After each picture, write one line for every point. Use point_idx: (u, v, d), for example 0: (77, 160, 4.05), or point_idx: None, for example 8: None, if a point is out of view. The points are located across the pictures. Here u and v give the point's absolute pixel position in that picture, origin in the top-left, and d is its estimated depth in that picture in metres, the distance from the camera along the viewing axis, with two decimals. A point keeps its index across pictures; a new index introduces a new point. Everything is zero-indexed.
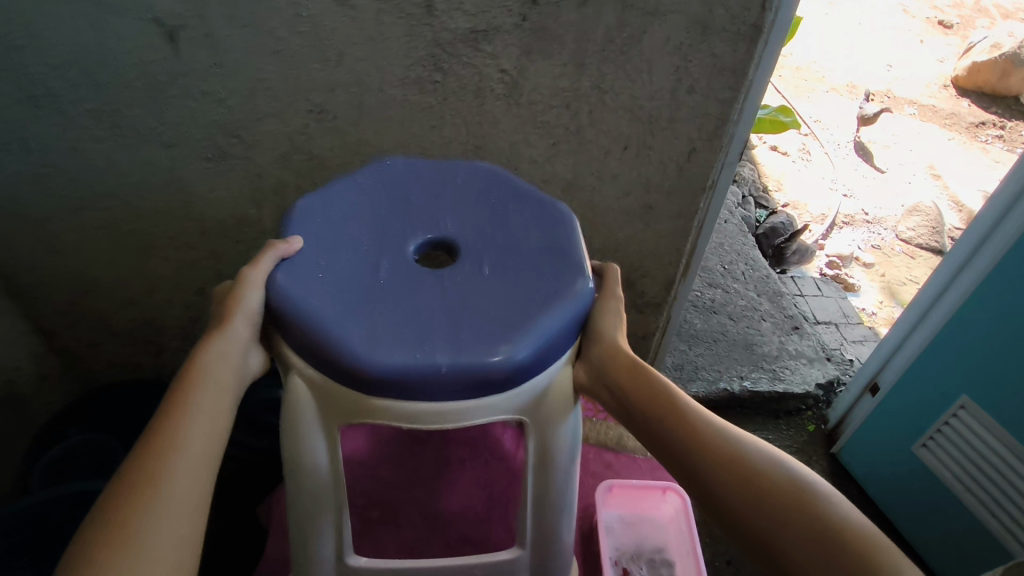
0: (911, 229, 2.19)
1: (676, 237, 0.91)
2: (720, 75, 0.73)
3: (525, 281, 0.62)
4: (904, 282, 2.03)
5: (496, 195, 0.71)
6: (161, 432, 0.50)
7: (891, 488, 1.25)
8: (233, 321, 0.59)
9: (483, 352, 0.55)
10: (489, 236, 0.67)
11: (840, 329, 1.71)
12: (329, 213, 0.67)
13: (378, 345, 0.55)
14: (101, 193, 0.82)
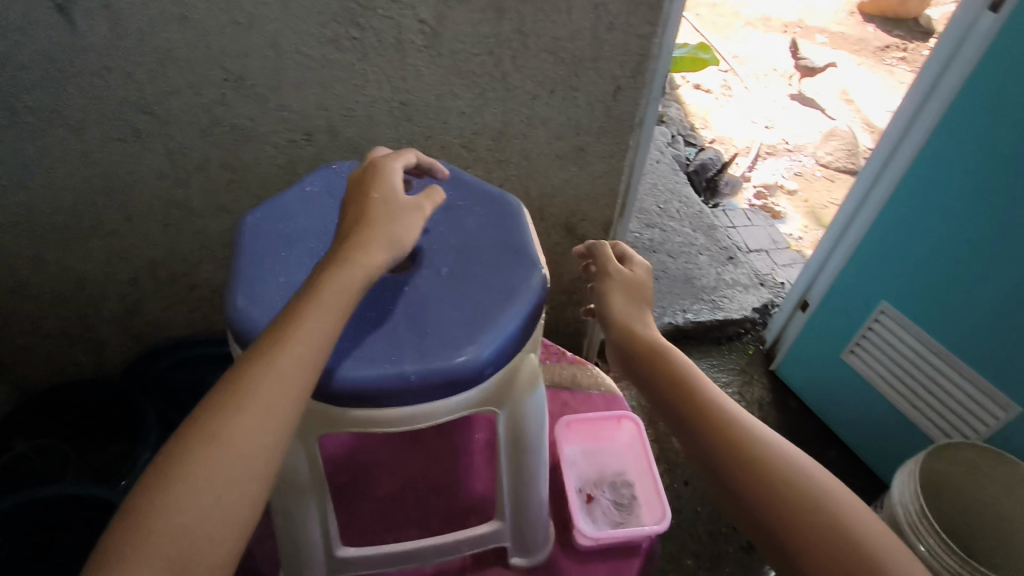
0: (828, 154, 2.31)
1: (610, 177, 0.94)
2: (638, 11, 0.74)
3: (486, 277, 0.58)
4: (827, 204, 2.13)
5: (447, 193, 0.66)
6: (272, 342, 0.45)
7: (825, 394, 1.36)
8: (364, 258, 0.50)
9: (448, 352, 0.51)
10: (444, 234, 0.62)
11: (771, 255, 1.80)
12: (278, 227, 0.61)
13: (348, 363, 0.50)
14: (9, 186, 0.77)
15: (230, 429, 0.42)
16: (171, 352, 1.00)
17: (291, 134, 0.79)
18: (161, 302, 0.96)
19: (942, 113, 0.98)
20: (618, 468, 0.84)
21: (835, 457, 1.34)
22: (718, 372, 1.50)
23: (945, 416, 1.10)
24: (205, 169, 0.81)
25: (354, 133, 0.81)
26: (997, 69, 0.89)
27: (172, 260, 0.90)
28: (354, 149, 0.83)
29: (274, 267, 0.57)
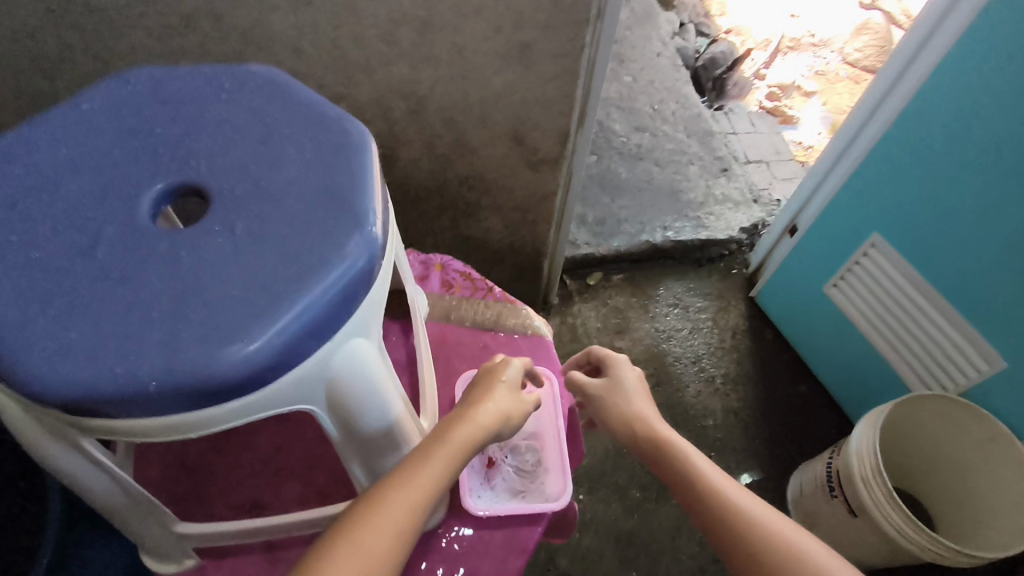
0: (857, 51, 2.07)
1: (564, 81, 0.79)
2: None
3: (292, 235, 0.37)
4: (846, 110, 1.92)
5: (284, 99, 0.44)
6: (397, 476, 0.46)
7: (800, 326, 1.27)
8: (479, 415, 0.51)
9: (203, 355, 0.33)
10: (254, 163, 0.40)
11: (771, 167, 1.64)
12: (33, 135, 0.42)
13: (52, 364, 0.33)
14: None
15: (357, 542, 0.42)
16: None
17: (163, 17, 0.65)
18: None
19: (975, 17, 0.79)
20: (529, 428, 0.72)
21: (805, 393, 1.29)
22: (694, 297, 1.40)
23: (924, 361, 1.02)
24: (71, 57, 0.69)
25: (241, 19, 0.66)
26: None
27: None
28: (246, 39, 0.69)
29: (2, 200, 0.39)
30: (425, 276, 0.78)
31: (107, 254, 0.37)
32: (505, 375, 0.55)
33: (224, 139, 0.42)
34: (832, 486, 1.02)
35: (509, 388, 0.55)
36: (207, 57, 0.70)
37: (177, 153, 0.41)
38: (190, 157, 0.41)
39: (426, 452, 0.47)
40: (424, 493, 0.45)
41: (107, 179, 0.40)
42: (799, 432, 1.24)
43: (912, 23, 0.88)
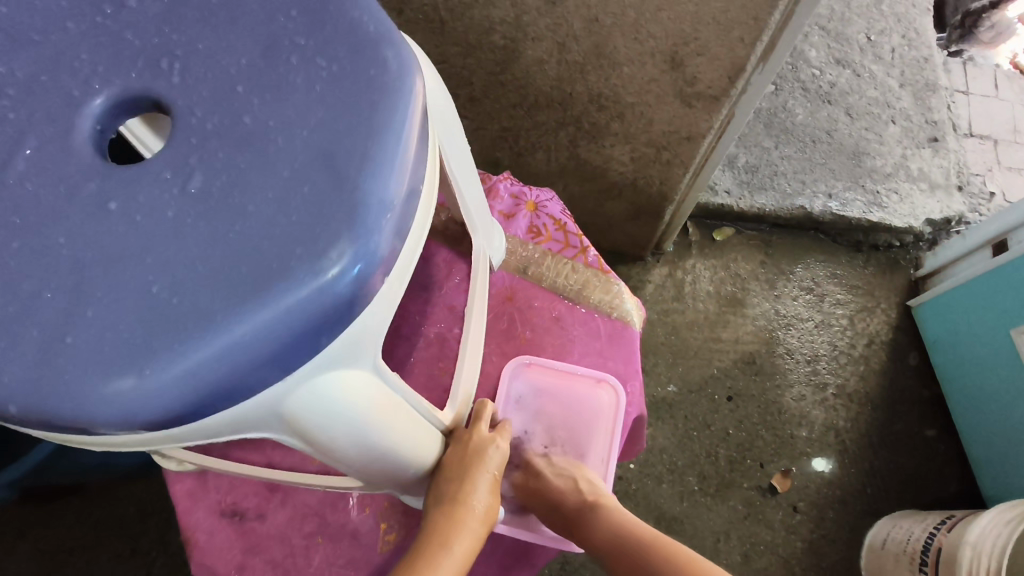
0: None
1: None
2: None
3: (227, 240, 0.30)
4: None
5: (291, 19, 0.34)
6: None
7: (957, 361, 1.04)
8: (464, 504, 0.47)
9: (87, 379, 0.28)
10: (224, 115, 0.32)
11: (997, 148, 1.29)
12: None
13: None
14: None
15: None
16: None
17: None
18: None
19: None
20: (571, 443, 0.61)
21: (932, 438, 1.08)
22: (835, 286, 1.17)
23: None
24: None
25: None
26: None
27: None
28: None
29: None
30: (512, 214, 0.65)
31: (43, 188, 0.31)
32: (492, 464, 0.50)
33: (201, 67, 0.33)
34: (925, 561, 0.86)
35: (495, 480, 0.50)
36: None
37: (146, 69, 0.33)
38: (170, 75, 0.33)
39: (430, 549, 0.45)
40: None
41: (71, 88, 0.34)
42: (908, 477, 1.06)
43: None
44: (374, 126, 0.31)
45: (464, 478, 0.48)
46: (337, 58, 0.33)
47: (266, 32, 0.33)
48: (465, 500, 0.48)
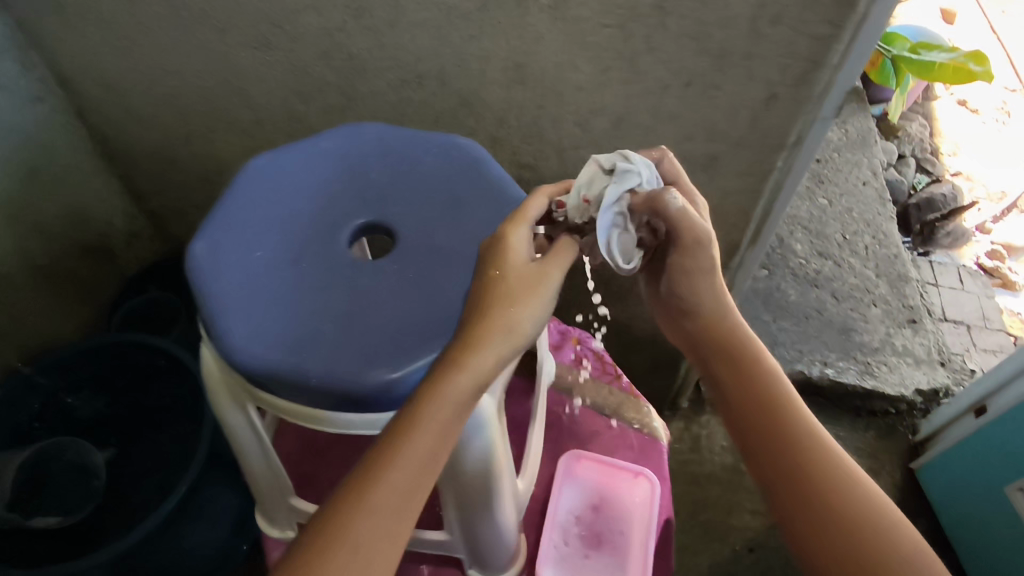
0: None
1: (744, 198, 0.80)
2: (818, 4, 0.59)
3: (440, 293, 0.52)
4: None
5: (465, 187, 0.59)
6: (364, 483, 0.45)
7: (962, 522, 1.10)
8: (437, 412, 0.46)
9: (362, 364, 0.49)
10: (429, 231, 0.56)
11: (971, 332, 1.46)
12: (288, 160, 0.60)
13: (259, 341, 0.50)
14: (165, 71, 0.84)
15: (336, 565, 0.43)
16: None
17: (403, 74, 0.76)
18: None
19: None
20: (618, 519, 0.72)
21: None
22: (840, 446, 1.27)
23: None
24: (325, 92, 0.81)
25: (464, 86, 0.75)
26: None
27: None
28: (462, 103, 0.77)
29: (255, 209, 0.57)
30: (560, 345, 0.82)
31: (317, 269, 0.54)
32: (516, 301, 0.48)
33: (412, 208, 0.58)
34: None
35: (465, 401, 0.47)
36: (428, 112, 0.80)
37: (380, 207, 0.58)
38: (394, 212, 0.57)
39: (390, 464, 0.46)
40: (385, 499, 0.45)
41: (331, 216, 0.57)
42: None
43: None
44: (510, 244, 0.50)
45: (474, 338, 0.47)
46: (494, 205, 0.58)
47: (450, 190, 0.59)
48: (456, 371, 0.47)
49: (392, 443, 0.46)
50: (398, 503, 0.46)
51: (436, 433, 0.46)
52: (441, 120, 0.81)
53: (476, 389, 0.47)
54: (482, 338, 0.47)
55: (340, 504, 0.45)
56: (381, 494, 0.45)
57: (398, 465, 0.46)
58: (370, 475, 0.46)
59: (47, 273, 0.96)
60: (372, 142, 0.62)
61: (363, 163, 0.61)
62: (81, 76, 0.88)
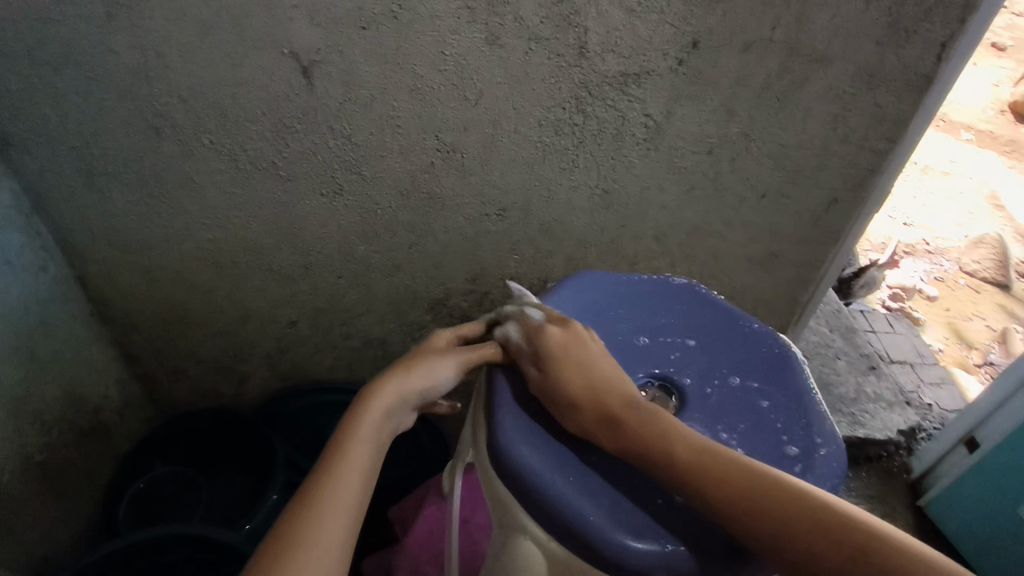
0: (976, 261, 2.02)
1: (797, 287, 0.86)
2: (880, 126, 0.68)
3: (757, 443, 0.54)
4: (964, 317, 1.89)
5: (722, 328, 0.62)
6: (335, 453, 0.48)
7: (985, 550, 1.20)
8: (388, 387, 0.52)
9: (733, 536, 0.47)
10: (712, 376, 0.59)
11: (916, 369, 1.65)
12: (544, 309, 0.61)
13: (625, 530, 0.47)
14: (207, 226, 0.77)
15: (308, 525, 0.43)
16: (293, 397, 1.00)
17: (486, 208, 0.77)
18: (310, 348, 0.95)
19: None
20: None
21: None
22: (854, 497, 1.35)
23: None
24: (394, 231, 0.79)
25: (548, 214, 0.77)
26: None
27: (334, 309, 0.89)
28: (543, 229, 0.79)
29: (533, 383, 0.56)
30: None
31: None
32: (431, 345, 0.58)
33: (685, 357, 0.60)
34: None
35: (414, 381, 0.53)
36: (504, 241, 0.80)
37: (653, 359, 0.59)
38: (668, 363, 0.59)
39: (351, 434, 0.49)
40: (358, 468, 0.47)
41: None
42: None
43: None
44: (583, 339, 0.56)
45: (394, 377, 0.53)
46: (760, 346, 0.61)
47: (707, 325, 0.62)
48: (376, 395, 0.52)
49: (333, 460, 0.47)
50: (352, 499, 0.46)
51: (368, 452, 0.49)
52: (516, 246, 0.81)
53: (405, 392, 0.53)
54: (413, 361, 0.55)
55: (293, 507, 0.44)
56: (332, 503, 0.44)
57: (342, 477, 0.46)
58: (315, 487, 0.45)
59: (45, 470, 0.79)
60: (607, 290, 0.64)
61: (612, 313, 0.62)
62: (94, 237, 0.77)
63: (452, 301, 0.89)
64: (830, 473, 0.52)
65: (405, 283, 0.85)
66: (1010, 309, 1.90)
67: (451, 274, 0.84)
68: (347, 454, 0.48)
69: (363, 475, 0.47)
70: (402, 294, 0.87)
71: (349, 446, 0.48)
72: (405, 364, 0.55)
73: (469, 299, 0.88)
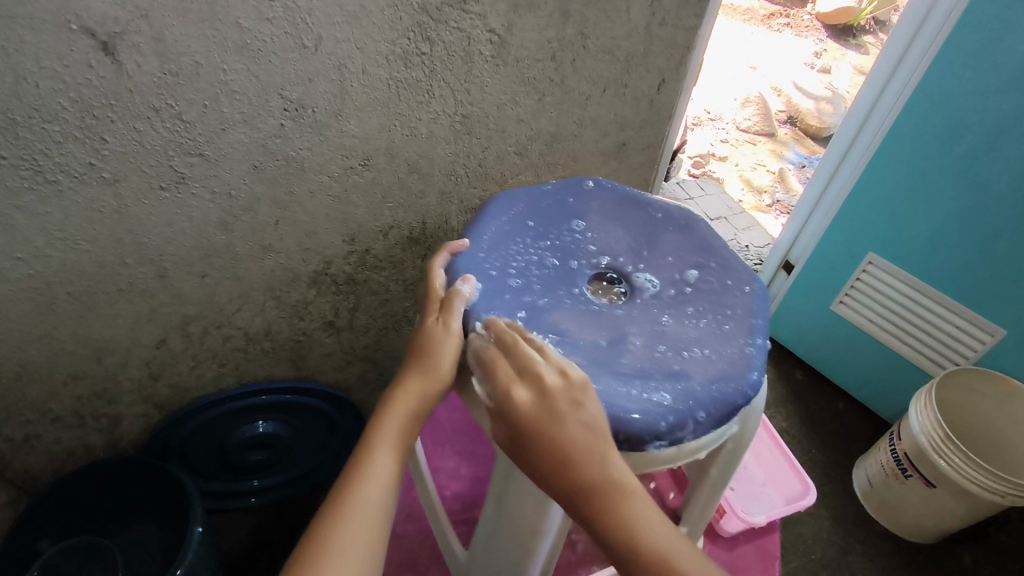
0: (748, 119, 2.24)
1: (646, 168, 0.94)
2: (688, 4, 0.75)
3: (702, 298, 0.64)
4: (754, 168, 2.12)
5: (636, 224, 0.73)
6: (362, 455, 0.49)
7: (815, 348, 1.47)
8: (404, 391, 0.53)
9: (717, 371, 0.56)
10: (644, 261, 0.68)
11: (731, 220, 1.90)
12: (484, 245, 0.65)
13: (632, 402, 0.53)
14: (24, 258, 0.64)
15: (340, 529, 0.44)
16: (184, 421, 0.89)
17: (348, 160, 0.72)
18: (188, 364, 0.85)
19: (921, 81, 1.08)
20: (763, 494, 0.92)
21: (844, 408, 1.43)
22: None
23: (941, 350, 1.22)
24: (254, 210, 0.72)
25: (412, 152, 0.75)
26: (972, 29, 0.99)
27: (206, 313, 0.80)
28: (411, 169, 0.77)
29: (503, 301, 0.60)
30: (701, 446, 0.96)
31: (600, 324, 0.60)
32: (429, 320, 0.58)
33: (616, 252, 0.69)
34: (902, 468, 1.12)
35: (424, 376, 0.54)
36: (375, 191, 0.77)
37: (593, 261, 0.67)
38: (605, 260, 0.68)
39: (375, 438, 0.50)
40: (382, 471, 0.48)
41: (561, 281, 0.64)
42: (846, 435, 1.38)
43: (868, 81, 1.17)
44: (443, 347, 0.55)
45: (410, 379, 0.54)
46: (671, 230, 0.72)
47: (624, 223, 0.72)
48: (396, 401, 0.52)
49: (358, 465, 0.48)
50: (380, 502, 0.46)
51: (392, 453, 0.49)
52: (388, 194, 0.78)
53: (421, 392, 0.53)
54: (426, 348, 0.55)
55: (322, 510, 0.45)
56: (359, 508, 0.45)
57: (368, 481, 0.47)
58: (340, 498, 0.46)
59: None
60: (529, 214, 0.70)
61: (543, 233, 0.69)
62: None
63: (334, 268, 0.84)
64: (761, 301, 0.64)
65: (279, 264, 0.79)
66: (780, 154, 2.16)
67: (327, 240, 0.80)
68: (373, 457, 0.49)
69: (387, 475, 0.48)
70: (279, 275, 0.81)
71: (374, 449, 0.49)
72: (420, 358, 0.56)
73: (350, 260, 0.84)
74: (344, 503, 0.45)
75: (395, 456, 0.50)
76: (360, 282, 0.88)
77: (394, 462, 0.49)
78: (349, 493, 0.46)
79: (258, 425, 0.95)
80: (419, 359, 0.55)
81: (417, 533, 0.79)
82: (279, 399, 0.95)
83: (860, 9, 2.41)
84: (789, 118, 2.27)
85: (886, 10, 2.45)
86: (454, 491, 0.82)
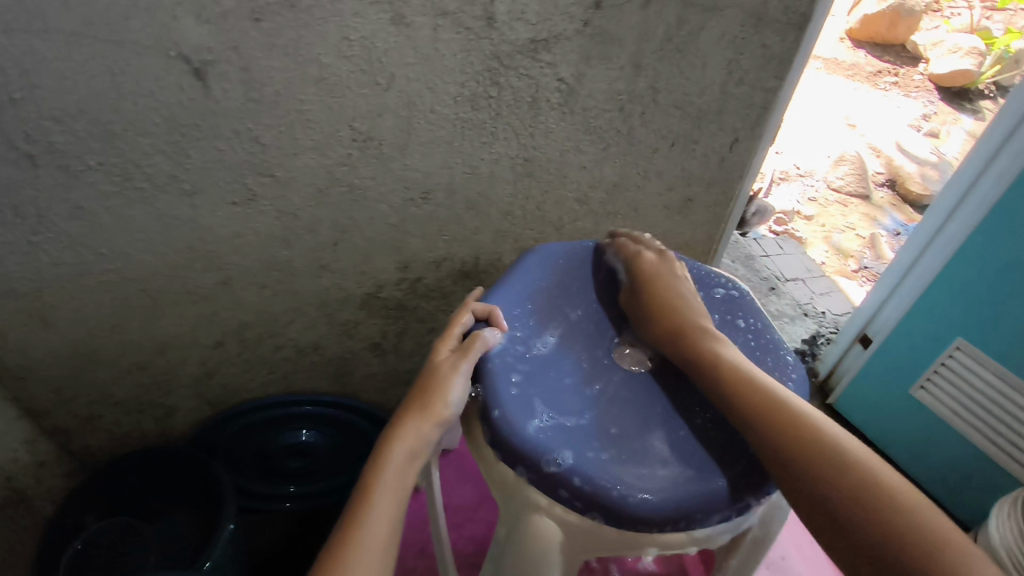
0: (839, 179, 2.13)
1: (711, 226, 0.91)
2: (769, 65, 0.74)
3: None
4: (842, 231, 2.00)
5: None
6: (363, 497, 0.49)
7: (885, 432, 1.36)
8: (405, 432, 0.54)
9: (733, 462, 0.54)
10: None
11: (808, 283, 1.81)
12: (517, 298, 0.66)
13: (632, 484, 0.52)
14: (106, 255, 0.69)
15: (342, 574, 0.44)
16: (228, 422, 0.93)
17: (409, 193, 0.74)
18: (241, 368, 0.89)
19: None
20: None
21: None
22: None
23: None
24: (316, 230, 0.75)
25: (472, 190, 0.77)
26: None
27: (262, 322, 0.84)
28: (468, 206, 0.78)
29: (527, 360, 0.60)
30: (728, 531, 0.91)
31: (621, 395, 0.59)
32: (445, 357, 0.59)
33: None
34: None
35: (425, 414, 0.55)
36: (432, 223, 0.79)
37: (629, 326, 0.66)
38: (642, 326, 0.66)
39: (377, 480, 0.50)
40: (385, 512, 0.48)
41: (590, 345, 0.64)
42: None
43: (973, 153, 1.09)
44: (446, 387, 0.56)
45: (410, 417, 0.55)
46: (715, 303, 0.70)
47: None
48: (396, 441, 0.53)
49: (359, 508, 0.48)
50: (382, 543, 0.46)
51: (393, 494, 0.50)
52: (444, 228, 0.80)
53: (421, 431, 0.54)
54: (429, 389, 0.56)
55: (325, 555, 0.46)
56: (361, 551, 0.45)
57: (370, 522, 0.47)
58: (341, 542, 0.46)
59: None
60: (571, 274, 0.70)
61: (581, 294, 0.69)
62: None
63: (386, 292, 0.86)
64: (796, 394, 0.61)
65: (334, 283, 0.82)
66: (873, 219, 2.04)
67: (382, 266, 0.82)
68: (375, 499, 0.49)
69: (389, 517, 0.48)
70: (334, 294, 0.83)
71: (375, 491, 0.49)
72: (421, 397, 0.56)
73: (402, 287, 0.86)
74: (347, 548, 0.45)
75: (397, 497, 0.50)
76: (409, 309, 0.90)
77: (396, 504, 0.49)
78: (353, 537, 0.46)
79: (300, 433, 0.98)
80: (421, 398, 0.56)
81: (427, 568, 0.78)
82: (321, 412, 0.97)
83: (979, 72, 2.30)
84: (888, 181, 2.15)
85: (1009, 77, 2.30)
86: (469, 533, 0.80)
